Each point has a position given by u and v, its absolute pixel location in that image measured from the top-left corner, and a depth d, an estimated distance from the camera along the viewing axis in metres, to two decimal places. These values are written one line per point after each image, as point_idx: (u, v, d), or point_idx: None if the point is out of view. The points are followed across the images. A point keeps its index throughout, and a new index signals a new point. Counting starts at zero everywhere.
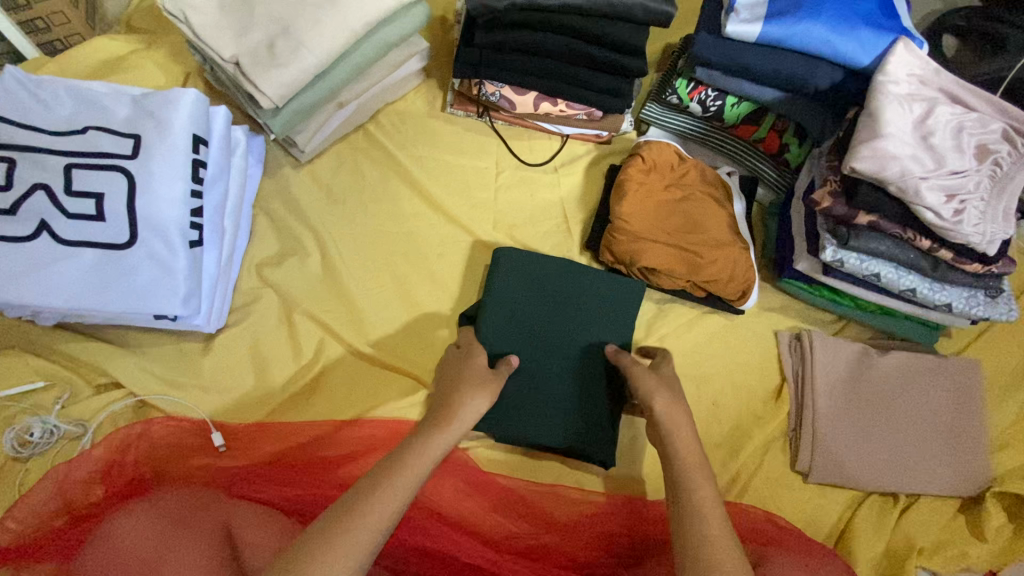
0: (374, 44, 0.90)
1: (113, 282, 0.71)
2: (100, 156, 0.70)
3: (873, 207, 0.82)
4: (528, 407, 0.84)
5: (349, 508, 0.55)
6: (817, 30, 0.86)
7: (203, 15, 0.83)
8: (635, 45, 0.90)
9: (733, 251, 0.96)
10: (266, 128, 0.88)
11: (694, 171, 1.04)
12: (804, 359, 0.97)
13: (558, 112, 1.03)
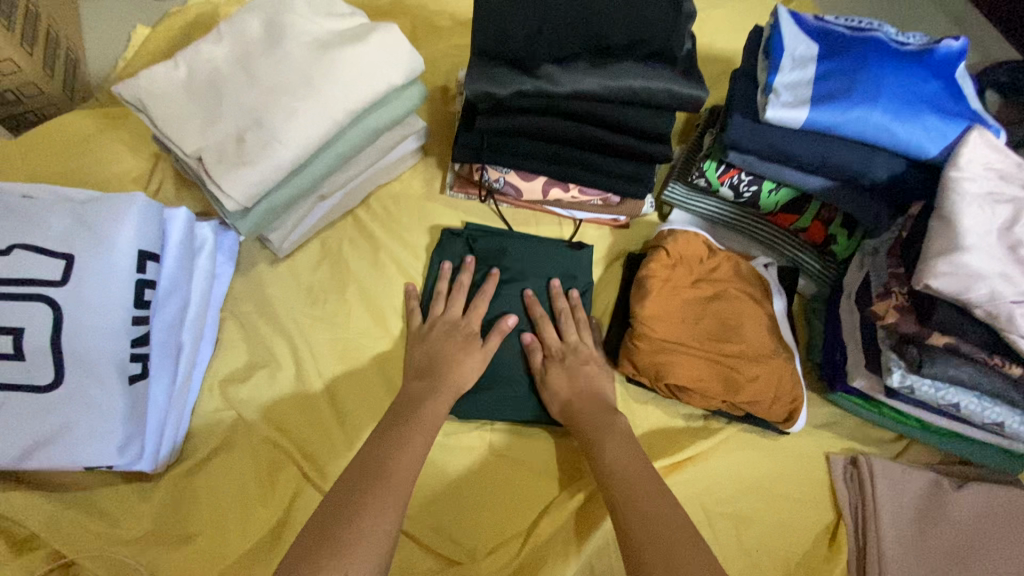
0: (362, 130, 0.79)
1: (31, 432, 0.59)
2: (23, 281, 0.59)
3: (953, 328, 0.68)
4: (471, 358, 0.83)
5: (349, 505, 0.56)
6: (874, 117, 0.73)
7: (166, 105, 0.73)
8: (661, 132, 0.78)
9: (776, 364, 0.82)
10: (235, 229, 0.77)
11: (727, 264, 0.91)
12: (864, 495, 0.82)
13: (570, 198, 0.92)
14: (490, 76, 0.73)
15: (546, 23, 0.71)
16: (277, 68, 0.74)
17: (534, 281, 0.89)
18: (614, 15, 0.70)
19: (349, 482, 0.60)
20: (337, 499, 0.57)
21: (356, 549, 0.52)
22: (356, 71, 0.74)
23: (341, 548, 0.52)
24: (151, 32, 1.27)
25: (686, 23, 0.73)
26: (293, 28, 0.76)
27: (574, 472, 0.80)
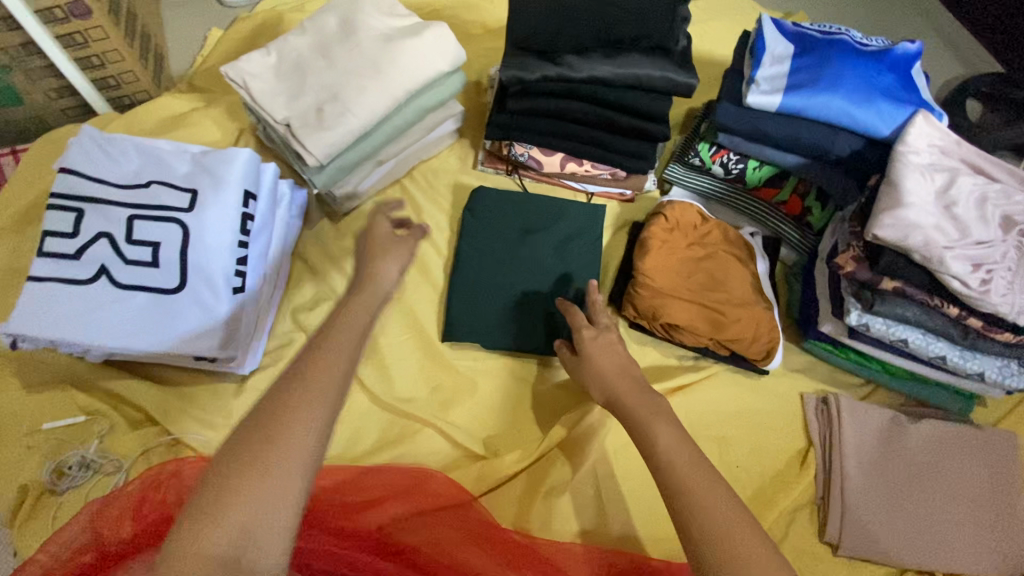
0: (414, 107, 0.96)
1: (157, 324, 0.75)
2: (161, 208, 0.77)
3: (897, 272, 0.82)
4: (499, 295, 0.98)
5: (236, 480, 0.44)
6: (835, 102, 0.89)
7: (262, 83, 0.92)
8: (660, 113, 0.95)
9: (756, 311, 0.97)
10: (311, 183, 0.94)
11: (717, 230, 1.06)
12: (832, 425, 0.95)
13: (584, 172, 1.09)
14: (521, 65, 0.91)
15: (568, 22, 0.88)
16: (349, 54, 0.92)
17: (559, 238, 1.04)
18: (621, 16, 0.88)
19: (259, 403, 0.49)
20: (250, 421, 0.48)
21: (268, 474, 0.45)
22: (413, 58, 0.92)
23: (252, 470, 0.45)
24: (225, 34, 1.48)
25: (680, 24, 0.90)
26: (363, 25, 0.94)
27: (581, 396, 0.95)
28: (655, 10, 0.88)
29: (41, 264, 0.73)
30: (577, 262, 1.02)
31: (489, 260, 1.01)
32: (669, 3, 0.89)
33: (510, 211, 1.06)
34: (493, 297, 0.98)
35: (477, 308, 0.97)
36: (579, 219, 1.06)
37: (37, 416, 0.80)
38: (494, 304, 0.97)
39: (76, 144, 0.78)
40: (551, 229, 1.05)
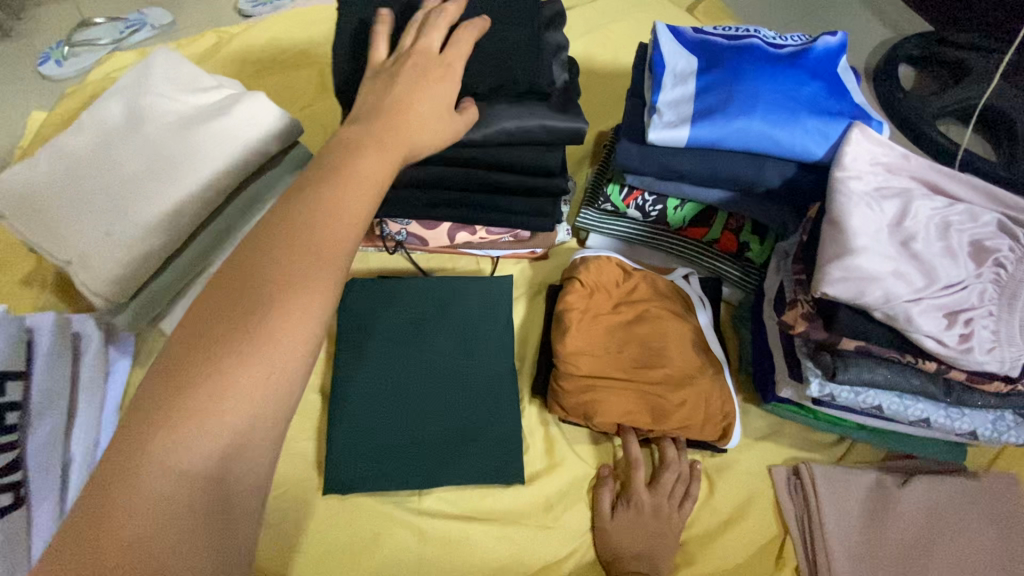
0: (240, 205, 0.76)
1: None
2: None
3: (858, 333, 0.66)
4: (390, 414, 0.79)
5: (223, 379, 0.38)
6: (754, 127, 0.72)
7: (30, 209, 0.70)
8: (550, 166, 0.77)
9: (702, 384, 0.80)
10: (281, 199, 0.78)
11: (644, 283, 0.89)
12: (810, 507, 0.79)
13: (479, 239, 0.90)
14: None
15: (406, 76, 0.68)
16: (137, 153, 0.71)
17: (456, 325, 0.86)
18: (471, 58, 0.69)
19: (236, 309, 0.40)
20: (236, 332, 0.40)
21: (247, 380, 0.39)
22: (223, 145, 0.72)
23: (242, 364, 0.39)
24: (47, 118, 1.23)
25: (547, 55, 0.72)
26: (154, 110, 0.73)
27: (511, 527, 0.77)
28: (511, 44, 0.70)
29: None
30: (488, 359, 0.84)
31: (380, 372, 0.82)
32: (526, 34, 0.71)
33: (398, 303, 0.87)
34: (391, 421, 0.79)
35: (363, 435, 0.78)
36: (477, 299, 0.88)
37: None
38: (386, 428, 0.79)
39: None
40: (443, 315, 0.87)
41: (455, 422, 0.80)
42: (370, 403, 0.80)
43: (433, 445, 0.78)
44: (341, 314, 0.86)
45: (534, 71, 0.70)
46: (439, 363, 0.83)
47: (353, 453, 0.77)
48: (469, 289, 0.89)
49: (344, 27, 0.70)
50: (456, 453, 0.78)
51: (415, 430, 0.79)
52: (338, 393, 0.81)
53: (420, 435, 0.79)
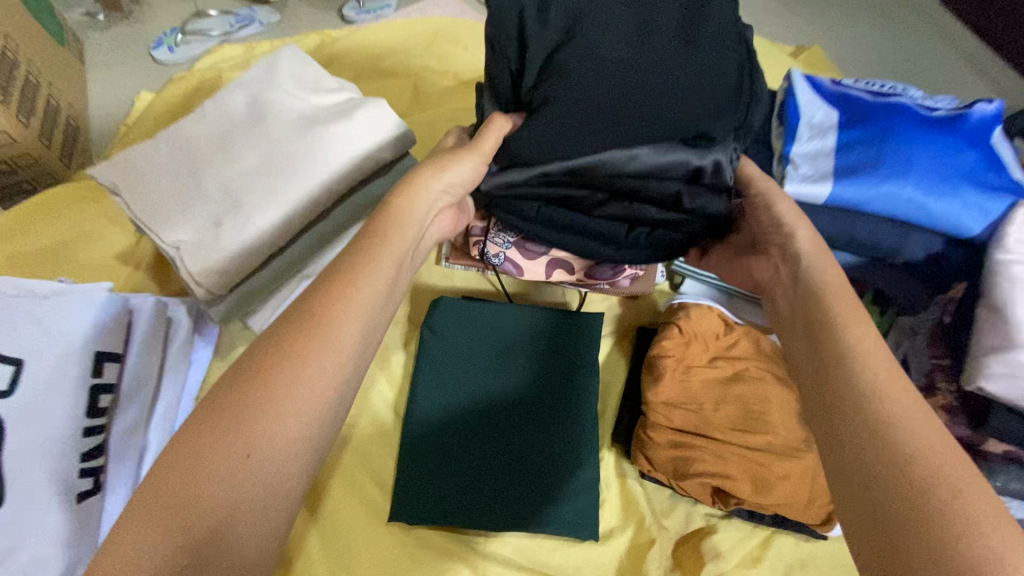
0: (346, 210, 0.75)
1: None
2: None
3: (1013, 436, 0.59)
4: (469, 445, 0.75)
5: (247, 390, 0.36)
6: (906, 192, 0.66)
7: (142, 187, 0.69)
8: (719, 214, 0.68)
9: (810, 460, 0.72)
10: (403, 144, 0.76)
11: (746, 339, 0.82)
12: None
13: (575, 280, 0.85)
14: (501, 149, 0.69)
15: (578, 82, 0.63)
16: (257, 145, 0.71)
17: (546, 359, 0.82)
18: (676, 71, 0.64)
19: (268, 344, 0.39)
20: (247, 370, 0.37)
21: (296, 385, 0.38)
22: (343, 148, 0.71)
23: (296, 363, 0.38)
24: (159, 102, 1.25)
25: (752, 83, 0.70)
26: (276, 106, 0.73)
27: None
28: (720, 67, 0.66)
29: None
30: (573, 401, 0.79)
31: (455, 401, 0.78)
32: (735, 60, 0.67)
33: (478, 331, 0.83)
34: (466, 451, 0.75)
35: (438, 464, 0.74)
36: (567, 332, 0.83)
37: None
38: (462, 459, 0.74)
39: None
40: (530, 344, 0.82)
41: (534, 466, 0.75)
42: (449, 430, 0.76)
43: (510, 487, 0.73)
44: (426, 332, 0.83)
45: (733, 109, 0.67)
46: (523, 397, 0.79)
47: (428, 481, 0.73)
48: (553, 326, 0.84)
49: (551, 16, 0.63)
50: (534, 498, 0.73)
51: (491, 464, 0.74)
52: (415, 415, 0.77)
53: (498, 472, 0.74)
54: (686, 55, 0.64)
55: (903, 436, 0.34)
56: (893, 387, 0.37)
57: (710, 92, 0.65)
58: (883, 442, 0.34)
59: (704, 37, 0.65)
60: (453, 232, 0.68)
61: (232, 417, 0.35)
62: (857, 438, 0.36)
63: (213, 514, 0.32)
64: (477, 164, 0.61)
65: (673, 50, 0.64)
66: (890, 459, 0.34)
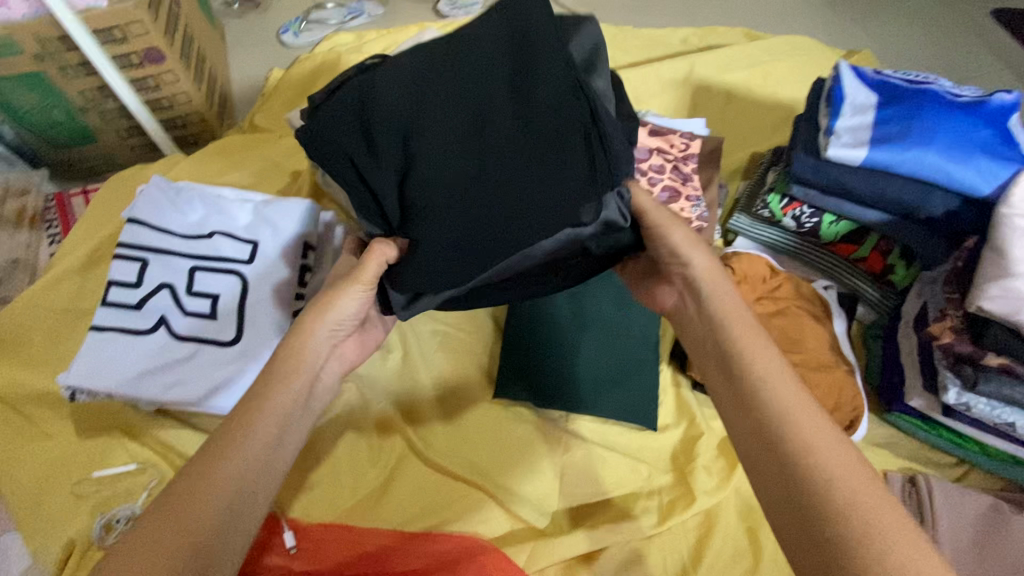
0: None
1: (201, 372, 0.73)
2: (224, 259, 0.77)
3: (1006, 348, 0.73)
4: (558, 348, 0.94)
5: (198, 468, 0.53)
6: (929, 157, 0.82)
7: None
8: (625, 243, 0.71)
9: (838, 376, 0.89)
10: None
11: (789, 283, 0.98)
12: (923, 510, 0.86)
13: None
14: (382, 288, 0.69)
15: (429, 215, 0.60)
16: None
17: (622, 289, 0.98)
18: (514, 164, 0.60)
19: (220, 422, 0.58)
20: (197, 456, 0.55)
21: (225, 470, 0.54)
22: None
23: (227, 450, 0.55)
24: (287, 74, 1.47)
25: (600, 133, 0.59)
26: None
27: (642, 462, 0.88)
28: (562, 145, 0.59)
29: (104, 313, 0.73)
30: (643, 323, 0.96)
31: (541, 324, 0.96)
32: (577, 117, 0.59)
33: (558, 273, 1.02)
34: (554, 352, 0.94)
35: (531, 360, 0.93)
36: None
37: (85, 465, 0.79)
38: (551, 357, 0.93)
39: (143, 195, 0.79)
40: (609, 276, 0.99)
41: (609, 368, 0.93)
42: (541, 336, 0.95)
43: (589, 382, 0.92)
44: None
45: (600, 155, 0.59)
46: (602, 317, 0.96)
47: (524, 371, 0.92)
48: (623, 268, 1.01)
49: (330, 133, 0.63)
50: (608, 393, 0.91)
51: (573, 364, 0.93)
52: (514, 323, 0.96)
53: (580, 370, 0.92)
54: (524, 145, 0.59)
55: (823, 462, 0.46)
56: (798, 414, 0.50)
57: (567, 169, 0.59)
58: (808, 466, 0.46)
59: (530, 112, 0.60)
60: (366, 349, 0.75)
61: (191, 488, 0.52)
62: (788, 458, 0.48)
63: (205, 540, 0.50)
64: (363, 292, 0.66)
65: (511, 135, 0.60)
66: (813, 478, 0.46)
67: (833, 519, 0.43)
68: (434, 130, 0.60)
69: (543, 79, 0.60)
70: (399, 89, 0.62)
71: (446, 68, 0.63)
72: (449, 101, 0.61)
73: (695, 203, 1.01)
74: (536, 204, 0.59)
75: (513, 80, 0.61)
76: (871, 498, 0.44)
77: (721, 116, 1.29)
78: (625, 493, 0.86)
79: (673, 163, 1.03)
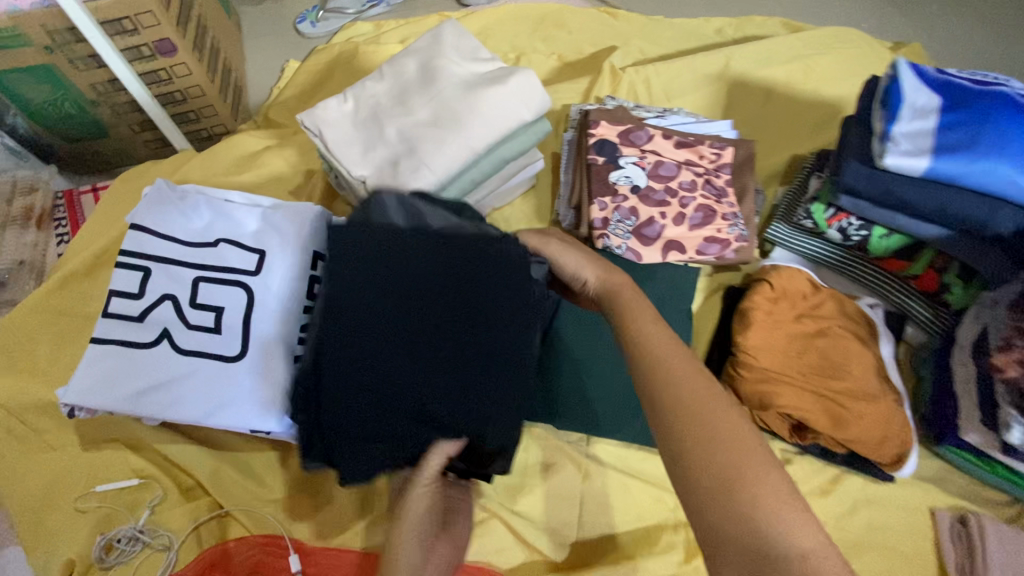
0: (492, 161, 0.89)
1: (202, 392, 0.69)
2: (229, 269, 0.72)
3: None
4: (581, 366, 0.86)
5: None
6: (1001, 169, 0.74)
7: (337, 132, 0.86)
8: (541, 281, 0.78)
9: (885, 405, 0.82)
10: (540, 121, 0.91)
11: (831, 302, 0.91)
12: (974, 555, 0.78)
13: (688, 259, 0.95)
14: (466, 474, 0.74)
15: (460, 399, 0.64)
16: (428, 102, 0.86)
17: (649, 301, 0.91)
18: (465, 332, 0.66)
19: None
20: None
21: None
22: (497, 109, 0.85)
23: None
24: (302, 64, 1.42)
25: (489, 250, 0.71)
26: (444, 71, 0.88)
27: (667, 491, 0.83)
28: (475, 287, 0.68)
29: (104, 326, 0.69)
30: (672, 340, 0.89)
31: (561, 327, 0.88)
32: (465, 252, 0.70)
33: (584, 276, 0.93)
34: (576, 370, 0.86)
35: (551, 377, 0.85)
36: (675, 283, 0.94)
37: (89, 478, 0.77)
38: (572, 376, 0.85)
39: (146, 200, 0.75)
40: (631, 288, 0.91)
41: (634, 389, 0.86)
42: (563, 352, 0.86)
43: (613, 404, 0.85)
44: None
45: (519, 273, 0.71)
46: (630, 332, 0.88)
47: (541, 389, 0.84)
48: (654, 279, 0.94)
49: (358, 456, 0.64)
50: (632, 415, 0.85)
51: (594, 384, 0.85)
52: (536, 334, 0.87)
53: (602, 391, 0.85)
54: (459, 307, 0.67)
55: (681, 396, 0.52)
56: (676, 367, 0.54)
57: (503, 297, 0.69)
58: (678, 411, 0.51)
59: (431, 296, 0.67)
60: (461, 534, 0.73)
61: None
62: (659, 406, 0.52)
63: None
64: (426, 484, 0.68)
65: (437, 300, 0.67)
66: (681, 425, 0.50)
67: (702, 443, 0.48)
68: (419, 432, 0.64)
69: (421, 257, 0.69)
70: (370, 440, 0.64)
71: (370, 373, 0.64)
72: (354, 317, 0.65)
73: (732, 221, 0.94)
74: (506, 329, 0.68)
75: (387, 257, 0.69)
76: (726, 434, 0.49)
77: (759, 115, 1.21)
78: (648, 524, 0.81)
79: (703, 176, 0.96)
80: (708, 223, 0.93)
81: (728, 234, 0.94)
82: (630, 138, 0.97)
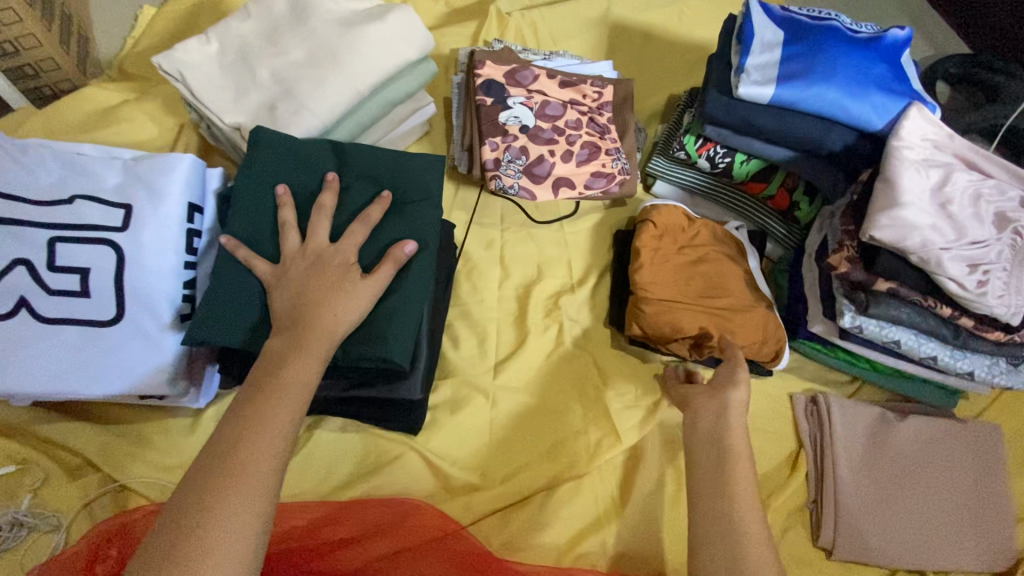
0: (379, 102, 0.87)
1: (82, 360, 0.65)
2: (91, 227, 0.67)
3: (892, 274, 0.79)
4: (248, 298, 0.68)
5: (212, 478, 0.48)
6: (830, 94, 0.84)
7: (202, 75, 0.80)
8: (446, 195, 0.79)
9: (760, 313, 0.93)
10: (427, 62, 0.90)
11: (705, 230, 1.00)
12: (823, 427, 0.93)
13: (577, 195, 1.00)
14: (382, 407, 0.79)
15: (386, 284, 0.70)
16: (302, 42, 0.82)
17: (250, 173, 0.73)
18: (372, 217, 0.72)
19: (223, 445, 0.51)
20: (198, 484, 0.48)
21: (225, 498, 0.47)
22: (376, 47, 0.82)
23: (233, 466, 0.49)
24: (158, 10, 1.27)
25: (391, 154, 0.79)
26: (316, 7, 0.84)
27: (571, 408, 0.90)
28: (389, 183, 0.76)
29: None
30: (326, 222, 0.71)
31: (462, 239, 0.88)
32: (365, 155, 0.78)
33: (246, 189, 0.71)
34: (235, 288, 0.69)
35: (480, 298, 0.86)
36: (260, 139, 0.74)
37: None
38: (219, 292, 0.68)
39: None
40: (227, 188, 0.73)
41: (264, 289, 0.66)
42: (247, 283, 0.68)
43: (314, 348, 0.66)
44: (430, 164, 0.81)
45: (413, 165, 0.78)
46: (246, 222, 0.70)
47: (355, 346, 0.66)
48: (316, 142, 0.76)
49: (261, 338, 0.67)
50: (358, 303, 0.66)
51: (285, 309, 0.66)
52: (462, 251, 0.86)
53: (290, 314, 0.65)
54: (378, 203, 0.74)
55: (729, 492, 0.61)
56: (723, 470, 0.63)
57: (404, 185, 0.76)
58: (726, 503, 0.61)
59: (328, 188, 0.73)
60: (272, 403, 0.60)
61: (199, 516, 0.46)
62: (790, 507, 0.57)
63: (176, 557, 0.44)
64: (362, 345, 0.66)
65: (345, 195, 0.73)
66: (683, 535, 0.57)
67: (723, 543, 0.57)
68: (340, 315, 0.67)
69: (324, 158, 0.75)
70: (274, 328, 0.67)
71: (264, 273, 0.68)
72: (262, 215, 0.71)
73: (615, 156, 1.00)
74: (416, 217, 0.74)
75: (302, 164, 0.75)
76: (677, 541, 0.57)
77: (640, 59, 1.27)
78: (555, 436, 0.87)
79: (587, 115, 1.01)
80: (593, 158, 0.99)
81: (612, 168, 1.00)
82: (516, 78, 0.99)
